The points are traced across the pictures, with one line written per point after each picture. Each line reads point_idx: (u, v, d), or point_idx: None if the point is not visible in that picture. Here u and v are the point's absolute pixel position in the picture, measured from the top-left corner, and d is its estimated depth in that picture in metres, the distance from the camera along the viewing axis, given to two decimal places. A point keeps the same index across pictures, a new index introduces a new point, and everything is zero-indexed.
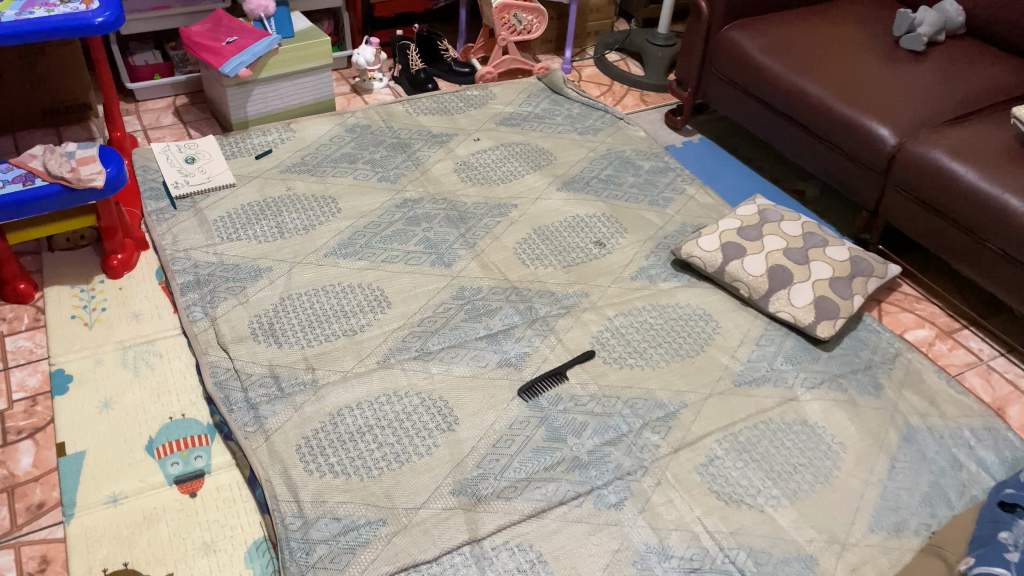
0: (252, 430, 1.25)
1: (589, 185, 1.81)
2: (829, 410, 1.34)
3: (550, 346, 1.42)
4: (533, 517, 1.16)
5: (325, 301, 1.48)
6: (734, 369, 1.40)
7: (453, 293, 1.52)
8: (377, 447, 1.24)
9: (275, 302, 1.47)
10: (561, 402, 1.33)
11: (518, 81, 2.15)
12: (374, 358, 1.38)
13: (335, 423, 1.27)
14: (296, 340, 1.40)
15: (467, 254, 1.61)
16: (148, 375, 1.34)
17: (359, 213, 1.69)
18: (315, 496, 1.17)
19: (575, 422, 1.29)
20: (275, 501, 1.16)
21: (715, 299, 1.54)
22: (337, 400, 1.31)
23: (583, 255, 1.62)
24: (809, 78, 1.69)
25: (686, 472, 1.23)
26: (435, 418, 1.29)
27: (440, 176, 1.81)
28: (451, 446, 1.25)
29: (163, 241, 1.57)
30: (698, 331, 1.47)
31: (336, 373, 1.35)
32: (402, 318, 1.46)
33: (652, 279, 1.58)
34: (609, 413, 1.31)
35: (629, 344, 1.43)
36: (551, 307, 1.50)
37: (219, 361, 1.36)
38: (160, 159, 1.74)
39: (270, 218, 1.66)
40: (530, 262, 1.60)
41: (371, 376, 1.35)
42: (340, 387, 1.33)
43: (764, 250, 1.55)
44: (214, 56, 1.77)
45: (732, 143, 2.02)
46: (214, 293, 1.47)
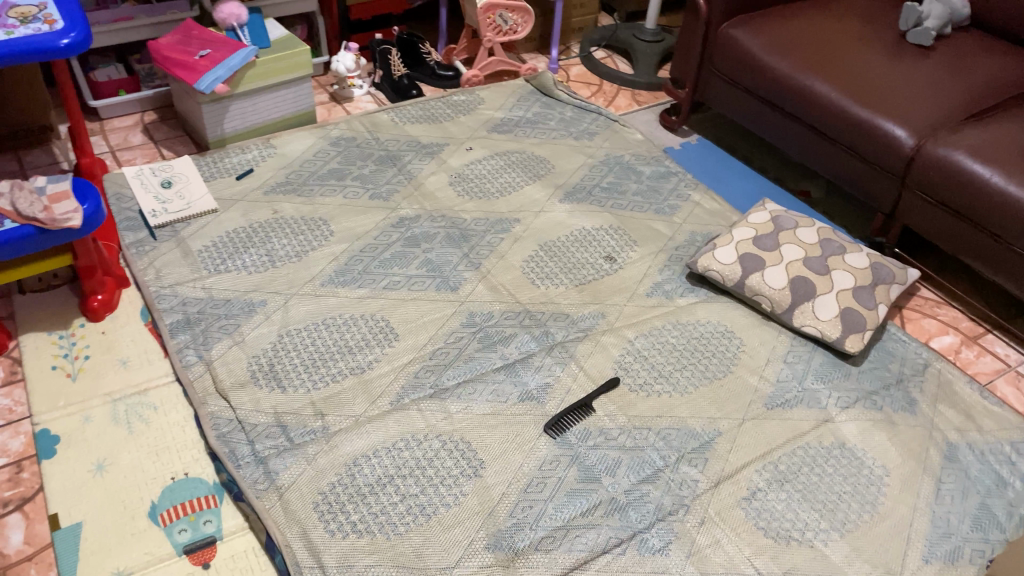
0: (264, 488, 1.16)
1: (592, 194, 1.73)
2: (867, 432, 1.29)
3: (571, 375, 1.35)
4: (576, 570, 1.09)
5: (327, 337, 1.39)
6: (765, 391, 1.34)
7: (463, 321, 1.43)
8: (400, 500, 1.16)
9: (274, 340, 1.37)
10: (590, 437, 1.25)
11: (505, 83, 2.06)
12: (386, 399, 1.29)
13: (353, 475, 1.19)
14: (301, 383, 1.31)
15: (473, 276, 1.52)
16: (143, 431, 1.23)
17: (354, 236, 1.59)
18: (340, 561, 1.08)
19: (607, 459, 1.22)
20: (298, 569, 1.07)
21: (736, 314, 1.48)
22: (352, 449, 1.22)
23: (594, 271, 1.54)
24: (818, 77, 1.63)
25: (729, 508, 1.17)
26: (459, 463, 1.21)
27: (435, 191, 1.71)
28: (480, 494, 1.17)
29: (146, 277, 1.46)
30: (722, 350, 1.41)
31: (347, 418, 1.26)
32: (411, 351, 1.37)
33: (669, 295, 1.51)
34: (642, 447, 1.24)
35: (653, 368, 1.37)
36: (567, 330, 1.42)
37: (220, 411, 1.26)
38: (134, 185, 1.62)
39: (258, 245, 1.55)
40: (540, 281, 1.52)
41: (386, 420, 1.26)
42: (354, 433, 1.24)
43: (783, 260, 1.48)
44: (187, 71, 1.64)
45: (731, 143, 1.96)
46: (207, 334, 1.37)
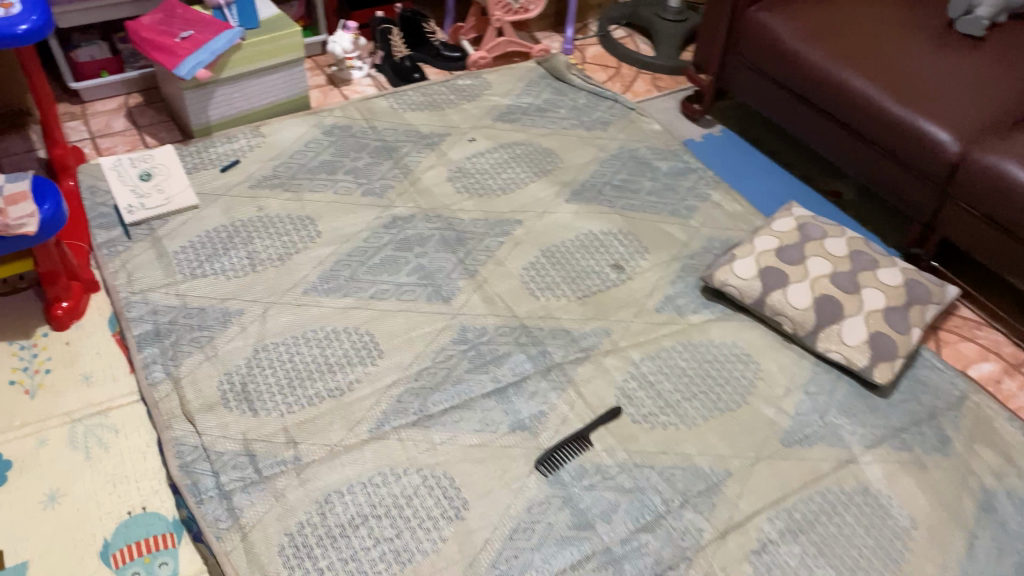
0: (226, 527, 1.06)
1: (602, 193, 1.59)
2: (894, 476, 1.17)
3: (569, 403, 1.23)
4: None
5: (306, 353, 1.28)
6: (782, 425, 1.22)
7: (454, 336, 1.32)
8: (374, 544, 1.06)
9: (248, 356, 1.27)
10: (586, 476, 1.14)
11: (514, 66, 1.92)
12: (365, 425, 1.19)
13: (325, 513, 1.08)
14: (274, 406, 1.20)
15: (468, 285, 1.41)
16: (102, 457, 1.14)
17: (341, 237, 1.47)
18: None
19: (603, 502, 1.11)
20: None
21: (754, 334, 1.35)
22: (324, 483, 1.12)
23: (600, 282, 1.42)
24: (854, 69, 1.47)
25: (735, 564, 1.06)
26: (440, 503, 1.10)
27: (432, 187, 1.59)
28: (461, 540, 1.06)
29: (116, 281, 1.36)
30: (736, 377, 1.28)
31: (322, 447, 1.16)
32: (396, 370, 1.26)
33: (681, 310, 1.38)
34: (643, 489, 1.13)
35: (659, 397, 1.25)
36: (566, 350, 1.31)
37: (184, 436, 1.16)
38: (110, 177, 1.51)
39: (239, 247, 1.44)
40: (540, 292, 1.40)
41: (364, 450, 1.16)
42: (327, 465, 1.14)
43: (808, 276, 1.35)
44: (167, 55, 1.52)
45: (756, 136, 1.81)
46: (176, 347, 1.27)
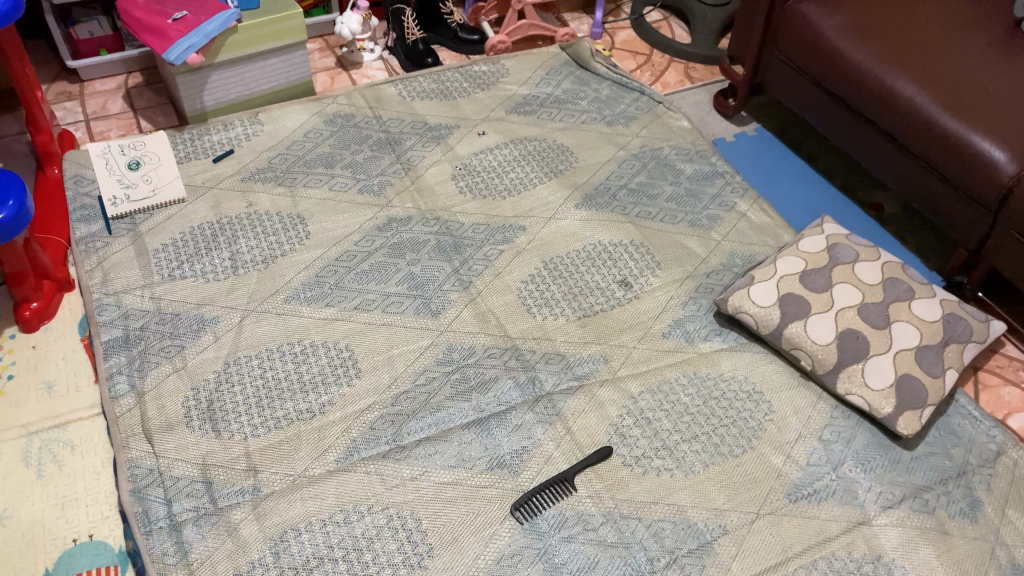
0: (172, 564, 0.99)
1: (616, 199, 1.47)
2: (912, 543, 1.04)
3: (555, 440, 1.13)
4: None
5: (279, 369, 1.20)
6: (790, 477, 1.10)
7: (438, 356, 1.22)
8: None
9: (218, 369, 1.19)
10: (566, 525, 1.04)
11: (536, 51, 1.79)
12: (333, 454, 1.11)
13: (279, 552, 1.01)
14: (239, 428, 1.13)
15: (460, 298, 1.30)
16: (54, 476, 1.08)
17: (331, 240, 1.38)
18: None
19: (580, 557, 1.02)
20: None
21: (768, 367, 1.23)
22: (282, 519, 1.04)
23: (604, 300, 1.30)
24: (901, 74, 1.32)
25: None
26: (404, 549, 1.02)
27: (433, 185, 1.48)
28: None
29: (91, 280, 1.29)
30: (744, 417, 1.16)
31: (284, 477, 1.08)
32: (372, 394, 1.18)
33: (690, 337, 1.26)
34: (627, 544, 1.03)
35: (655, 437, 1.14)
36: (558, 377, 1.20)
37: (141, 457, 1.09)
38: (97, 166, 1.43)
39: (222, 246, 1.36)
40: (538, 309, 1.29)
41: (328, 483, 1.08)
42: (288, 498, 1.06)
43: (832, 307, 1.22)
44: (158, 37, 1.44)
45: (794, 137, 1.66)
46: (144, 357, 1.20)
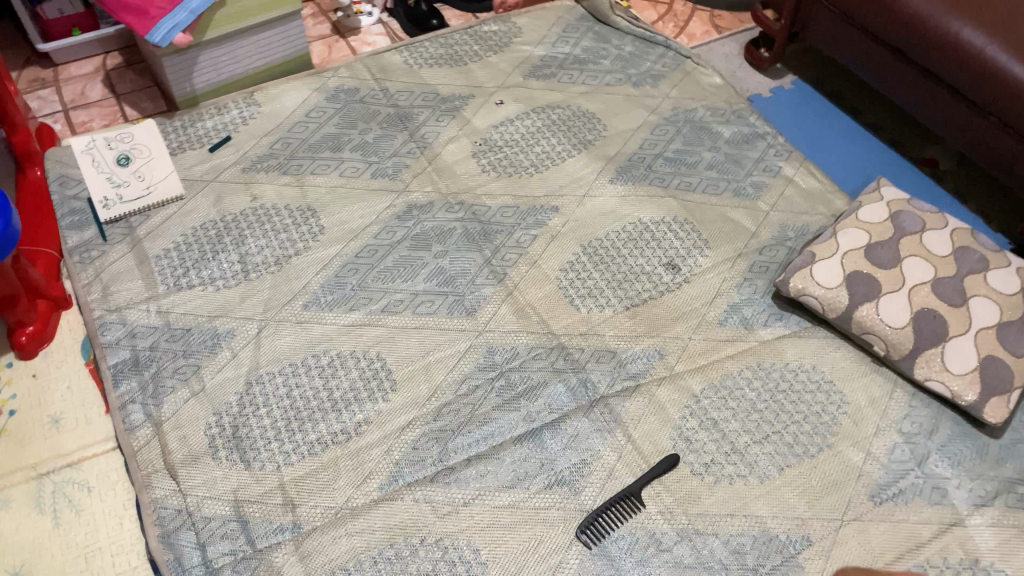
0: None
1: (653, 169, 1.35)
2: (1010, 544, 0.96)
3: (616, 451, 1.04)
4: None
5: (307, 385, 1.10)
6: (873, 477, 1.02)
7: (479, 361, 1.12)
8: None
9: (240, 390, 1.09)
10: (638, 548, 0.96)
11: (548, 6, 1.65)
12: (376, 481, 1.01)
13: None
14: (270, 457, 1.03)
15: (495, 293, 1.20)
16: (71, 523, 0.99)
17: (348, 234, 1.26)
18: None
19: None
20: None
21: (837, 353, 1.14)
22: (327, 558, 0.95)
23: (651, 286, 1.20)
24: (968, 21, 1.18)
25: None
26: None
27: (453, 164, 1.36)
28: None
29: (90, 296, 1.18)
30: (818, 410, 1.07)
31: (325, 510, 0.99)
32: (411, 409, 1.08)
33: (748, 323, 1.16)
34: (706, 564, 0.95)
35: (723, 440, 1.05)
36: (611, 378, 1.11)
37: (166, 497, 0.99)
38: (83, 163, 1.30)
39: (230, 247, 1.24)
40: (581, 300, 1.19)
41: (373, 515, 0.99)
42: (332, 535, 0.97)
43: (904, 285, 1.12)
44: (138, 16, 1.29)
45: (835, 89, 1.54)
46: (158, 381, 1.09)
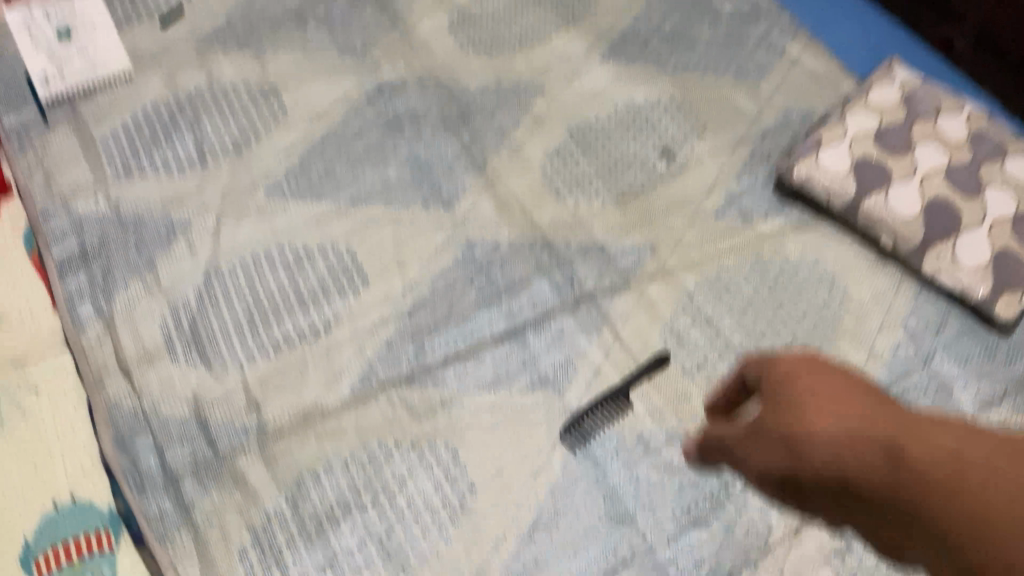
0: (173, 524, 0.85)
1: (648, 46, 1.24)
2: None
3: (603, 350, 0.98)
4: None
5: (272, 280, 1.01)
6: (874, 376, 0.96)
7: (458, 254, 1.04)
8: (359, 546, 0.85)
9: (199, 285, 1.01)
10: (625, 450, 0.91)
11: None
12: (348, 381, 0.95)
13: (297, 502, 0.87)
14: (232, 356, 0.96)
15: (475, 182, 1.11)
16: (21, 425, 0.92)
17: (314, 116, 1.16)
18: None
19: (643, 486, 0.89)
20: None
21: (841, 245, 1.06)
22: (295, 462, 0.89)
23: (644, 175, 1.11)
24: None
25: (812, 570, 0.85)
26: (442, 490, 0.89)
27: (429, 40, 1.24)
28: (467, 539, 0.86)
29: (32, 183, 1.08)
30: (818, 307, 1.01)
31: (293, 412, 0.92)
32: (384, 305, 1.00)
33: (747, 214, 1.08)
34: None
35: (718, 338, 0.98)
36: (599, 272, 1.03)
37: (120, 398, 0.92)
38: (20, 37, 1.17)
39: (185, 130, 1.13)
40: (568, 190, 1.10)
41: (345, 417, 0.92)
42: (300, 438, 0.91)
43: (916, 174, 1.04)
44: None
45: None
46: (108, 275, 1.01)
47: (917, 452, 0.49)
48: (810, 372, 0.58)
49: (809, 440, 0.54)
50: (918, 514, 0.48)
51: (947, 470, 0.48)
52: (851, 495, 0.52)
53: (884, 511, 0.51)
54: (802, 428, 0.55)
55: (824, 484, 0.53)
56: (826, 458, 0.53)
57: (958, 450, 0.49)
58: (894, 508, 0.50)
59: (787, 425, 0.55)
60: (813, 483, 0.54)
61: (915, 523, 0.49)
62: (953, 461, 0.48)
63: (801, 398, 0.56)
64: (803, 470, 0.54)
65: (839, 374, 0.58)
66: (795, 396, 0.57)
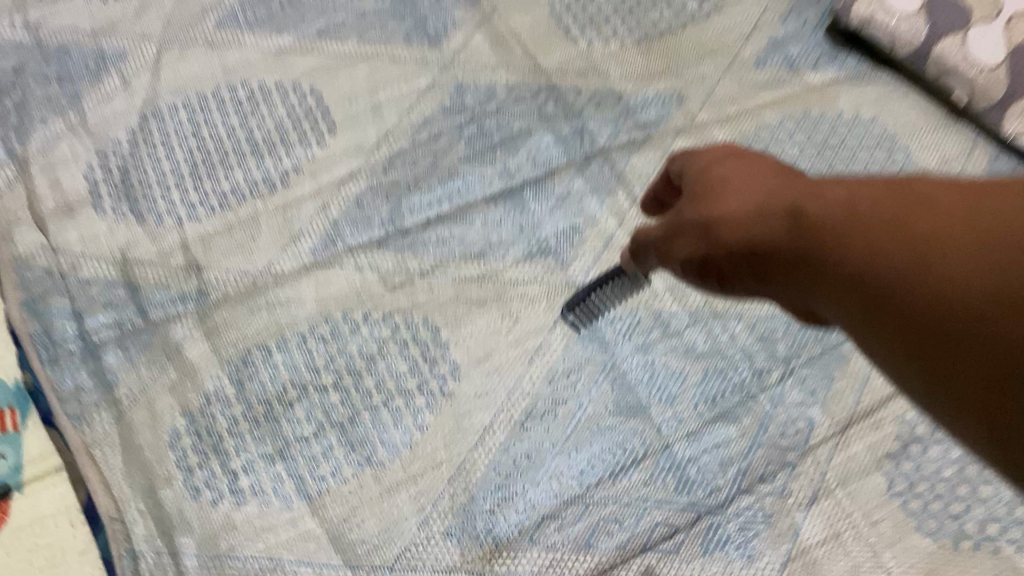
0: (93, 403, 0.71)
1: None
2: None
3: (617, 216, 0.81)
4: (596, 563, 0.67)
5: (221, 124, 0.84)
6: None
7: (445, 99, 0.87)
8: (317, 433, 0.71)
9: (132, 128, 0.84)
10: (638, 332, 0.76)
11: None
12: (308, 243, 0.79)
13: (244, 381, 0.72)
14: (170, 209, 0.80)
15: (469, 18, 0.92)
16: None
17: None
18: (198, 553, 0.65)
19: (660, 373, 0.74)
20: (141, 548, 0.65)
21: (905, 103, 0.88)
22: (242, 334, 0.74)
23: (671, 15, 0.93)
24: None
25: (860, 474, 0.70)
26: (418, 371, 0.74)
27: None
28: (447, 428, 0.71)
29: None
30: (875, 173, 0.84)
31: (241, 277, 0.77)
32: (354, 156, 0.83)
33: (792, 63, 0.91)
34: (724, 352, 0.75)
35: None
36: (615, 126, 0.86)
37: (32, 255, 0.77)
38: None
39: None
40: (580, 29, 0.91)
41: (303, 283, 0.77)
42: (249, 305, 0.75)
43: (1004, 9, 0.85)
44: None
45: None
46: (24, 112, 0.84)
47: (825, 198, 0.43)
48: (735, 158, 0.52)
49: (718, 218, 0.48)
50: (814, 281, 0.43)
51: (846, 221, 0.41)
52: (757, 267, 0.47)
53: (785, 281, 0.45)
54: (718, 211, 0.49)
55: (732, 260, 0.48)
56: (742, 237, 0.47)
57: (859, 196, 0.42)
58: (792, 275, 0.44)
59: (704, 209, 0.50)
60: (729, 268, 0.48)
61: (814, 288, 0.43)
62: (848, 218, 0.41)
63: (715, 185, 0.51)
64: (715, 255, 0.48)
65: (769, 159, 0.51)
66: (710, 186, 0.51)
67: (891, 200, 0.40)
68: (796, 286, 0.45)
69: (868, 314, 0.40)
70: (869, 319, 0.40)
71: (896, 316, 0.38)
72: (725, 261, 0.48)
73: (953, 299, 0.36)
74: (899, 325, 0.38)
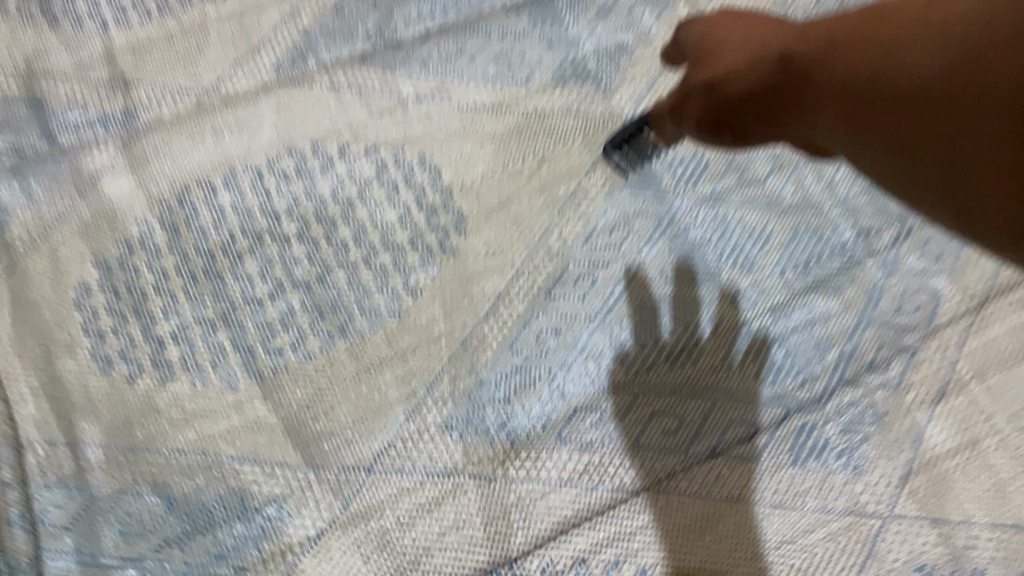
0: None
1: None
2: None
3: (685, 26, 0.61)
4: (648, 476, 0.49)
5: None
6: None
7: None
8: (273, 294, 0.53)
9: None
10: (709, 179, 0.56)
11: None
12: (269, 52, 0.59)
13: (179, 227, 0.54)
14: None
15: None
16: None
17: None
18: (105, 443, 0.48)
19: (735, 232, 0.55)
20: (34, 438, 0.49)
21: None
22: (178, 169, 0.56)
23: None
24: None
25: (1003, 366, 0.52)
26: (411, 219, 0.55)
27: None
28: (448, 293, 0.53)
29: None
30: None
31: (178, 95, 0.57)
32: None
33: None
34: (818, 205, 0.56)
35: None
36: None
37: None
38: None
39: None
40: None
41: (263, 107, 0.58)
42: (189, 133, 0.57)
43: None
44: None
45: None
46: None
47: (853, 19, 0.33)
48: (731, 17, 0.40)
49: (704, 83, 0.37)
50: (834, 135, 0.34)
51: (851, 54, 0.32)
52: (765, 132, 0.37)
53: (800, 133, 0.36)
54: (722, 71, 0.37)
55: (734, 130, 0.37)
56: (766, 93, 0.35)
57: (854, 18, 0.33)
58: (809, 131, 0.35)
59: (706, 72, 0.38)
60: (759, 129, 0.37)
61: (833, 142, 0.34)
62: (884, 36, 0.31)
63: (702, 49, 0.39)
64: (737, 117, 0.36)
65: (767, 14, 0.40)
66: (718, 44, 0.38)
67: (890, 18, 0.31)
68: (817, 143, 0.36)
69: (904, 159, 0.31)
70: (907, 163, 0.31)
71: (948, 142, 0.29)
72: (726, 134, 0.38)
73: (1002, 114, 0.27)
74: (940, 165, 0.30)
